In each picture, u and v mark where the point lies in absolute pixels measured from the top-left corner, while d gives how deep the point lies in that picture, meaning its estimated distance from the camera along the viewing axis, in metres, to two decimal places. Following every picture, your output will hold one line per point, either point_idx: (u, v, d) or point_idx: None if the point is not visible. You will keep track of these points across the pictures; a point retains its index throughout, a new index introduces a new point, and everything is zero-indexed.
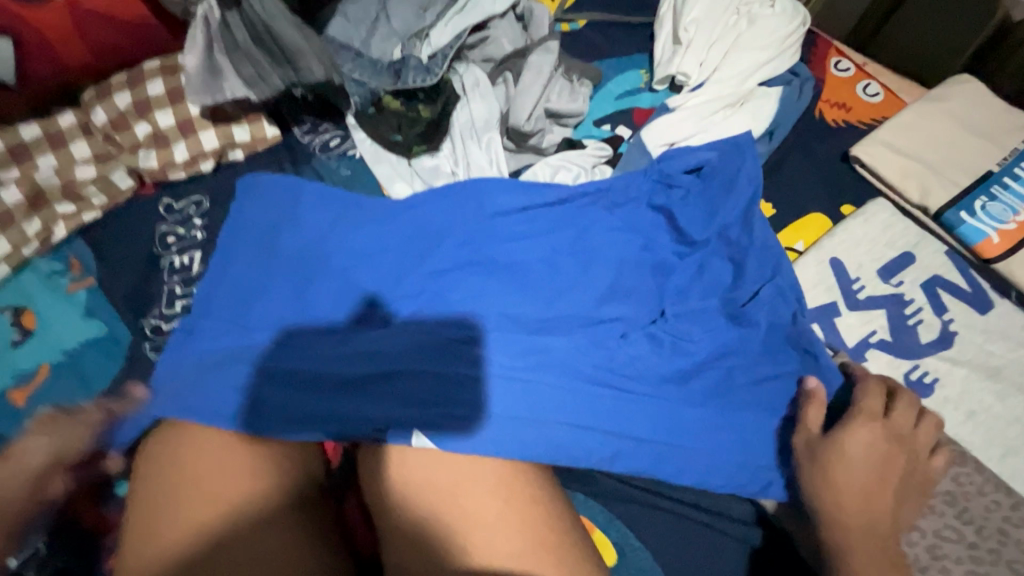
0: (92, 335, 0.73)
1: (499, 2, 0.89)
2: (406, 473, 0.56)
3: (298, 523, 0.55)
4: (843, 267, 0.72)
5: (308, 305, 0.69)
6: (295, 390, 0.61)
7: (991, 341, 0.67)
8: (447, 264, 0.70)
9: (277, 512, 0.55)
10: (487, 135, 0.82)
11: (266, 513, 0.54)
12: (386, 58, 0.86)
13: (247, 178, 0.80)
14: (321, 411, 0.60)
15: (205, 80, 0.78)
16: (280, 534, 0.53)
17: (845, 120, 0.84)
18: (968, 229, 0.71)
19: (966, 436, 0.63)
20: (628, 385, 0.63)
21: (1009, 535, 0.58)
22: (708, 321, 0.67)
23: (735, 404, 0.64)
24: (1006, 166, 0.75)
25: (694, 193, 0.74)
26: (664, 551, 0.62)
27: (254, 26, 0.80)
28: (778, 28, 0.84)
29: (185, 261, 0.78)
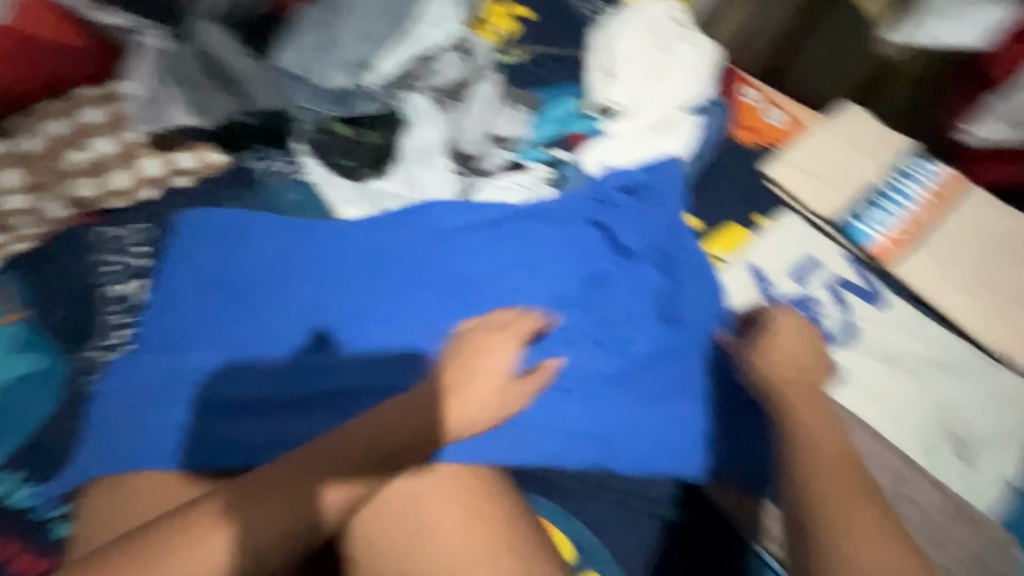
0: (38, 390, 0.69)
1: (441, 34, 0.95)
2: (353, 460, 0.54)
3: (217, 527, 0.48)
4: (760, 272, 0.81)
5: (268, 334, 0.71)
6: (269, 416, 0.66)
7: (885, 331, 0.77)
8: (403, 283, 0.75)
9: (198, 509, 0.50)
10: (436, 158, 0.86)
11: (189, 508, 0.50)
12: (329, 86, 0.90)
13: (186, 216, 0.80)
14: (291, 436, 0.65)
15: (151, 108, 0.84)
16: (197, 532, 0.48)
17: (755, 142, 0.93)
18: (858, 232, 0.83)
19: (871, 415, 0.71)
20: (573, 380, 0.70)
21: (908, 497, 0.66)
22: (645, 325, 0.74)
23: (668, 395, 0.71)
24: (885, 180, 0.87)
25: (626, 207, 0.81)
26: (621, 544, 0.65)
27: (204, 54, 0.86)
28: (695, 63, 0.94)
29: (124, 290, 0.76)
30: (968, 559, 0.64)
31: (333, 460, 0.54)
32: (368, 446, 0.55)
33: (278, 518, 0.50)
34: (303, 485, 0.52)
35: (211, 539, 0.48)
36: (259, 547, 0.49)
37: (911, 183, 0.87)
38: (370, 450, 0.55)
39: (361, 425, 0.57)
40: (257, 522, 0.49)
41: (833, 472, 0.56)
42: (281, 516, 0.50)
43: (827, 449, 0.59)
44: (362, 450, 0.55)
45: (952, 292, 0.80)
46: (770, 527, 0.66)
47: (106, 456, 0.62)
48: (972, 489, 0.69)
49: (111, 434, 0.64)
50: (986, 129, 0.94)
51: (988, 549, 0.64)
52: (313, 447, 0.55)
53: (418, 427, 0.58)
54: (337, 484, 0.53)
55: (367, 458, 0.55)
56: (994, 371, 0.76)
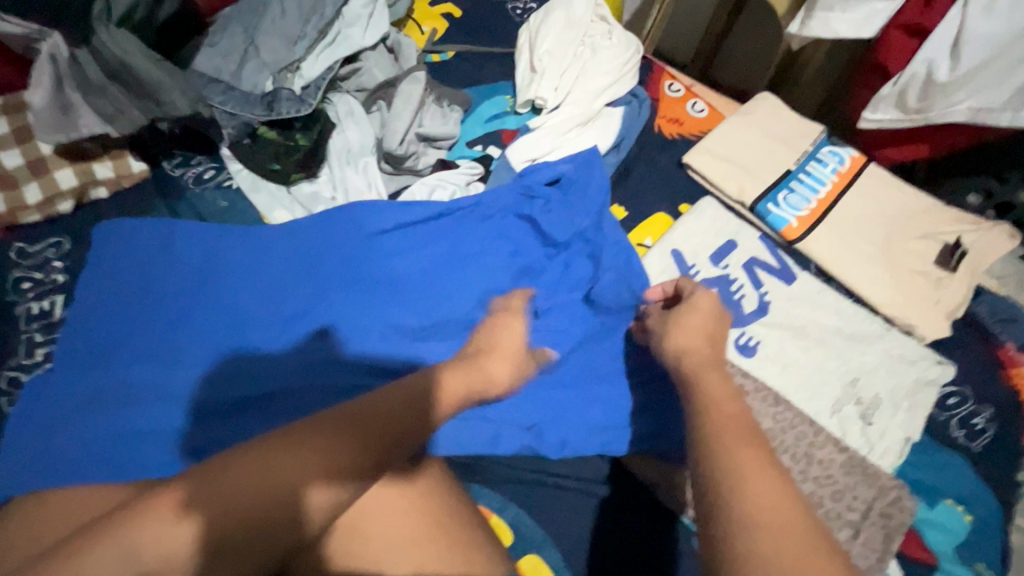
0: None
1: (369, 35, 0.94)
2: (346, 449, 0.46)
3: (183, 520, 0.41)
4: (681, 256, 0.85)
5: (193, 342, 0.71)
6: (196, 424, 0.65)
7: (797, 306, 0.82)
8: (333, 284, 0.76)
9: (168, 495, 0.42)
10: (363, 159, 0.88)
11: (157, 490, 0.43)
12: (257, 90, 0.87)
13: (102, 225, 0.78)
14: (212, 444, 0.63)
15: (58, 119, 0.76)
16: (158, 518, 0.41)
17: (678, 133, 0.98)
18: (774, 217, 0.87)
19: (782, 384, 0.76)
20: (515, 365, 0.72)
21: (814, 456, 0.69)
22: (569, 307, 0.78)
23: (592, 376, 0.75)
24: (800, 165, 0.92)
25: (554, 201, 0.83)
26: (554, 523, 0.67)
27: (105, 60, 0.79)
28: (616, 57, 0.98)
29: (44, 306, 0.74)
30: (871, 516, 0.66)
31: (318, 446, 0.45)
32: (359, 430, 0.48)
33: (260, 518, 0.42)
34: (282, 484, 0.43)
35: (169, 530, 0.40)
36: (227, 542, 0.41)
37: (821, 167, 0.92)
38: (360, 436, 0.47)
39: (364, 400, 0.50)
40: (233, 517, 0.41)
41: (733, 436, 0.50)
42: (251, 514, 0.42)
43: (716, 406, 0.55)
44: (357, 438, 0.47)
45: (859, 263, 0.85)
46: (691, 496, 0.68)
47: (23, 477, 0.60)
48: (876, 449, 0.72)
49: (29, 455, 0.62)
50: (881, 113, 0.89)
51: (889, 506, 0.66)
52: (305, 428, 0.46)
53: (399, 417, 0.51)
54: (319, 480, 0.44)
55: (361, 445, 0.47)
56: (895, 336, 0.80)
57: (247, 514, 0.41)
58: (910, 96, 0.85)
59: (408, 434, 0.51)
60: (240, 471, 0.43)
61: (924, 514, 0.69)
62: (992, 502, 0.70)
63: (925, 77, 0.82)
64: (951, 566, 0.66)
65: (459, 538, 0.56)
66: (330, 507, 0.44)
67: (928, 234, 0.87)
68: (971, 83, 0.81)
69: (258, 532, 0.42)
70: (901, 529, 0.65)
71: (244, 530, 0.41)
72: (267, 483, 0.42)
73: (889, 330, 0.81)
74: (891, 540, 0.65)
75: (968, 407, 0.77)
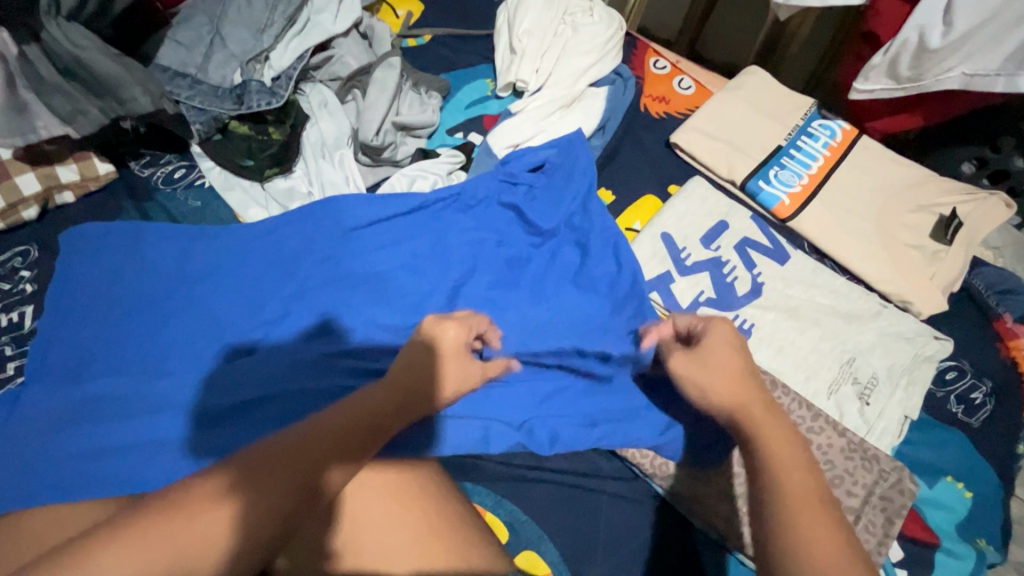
0: None
1: (340, 21, 0.91)
2: (359, 432, 0.47)
3: (220, 503, 0.40)
4: (671, 239, 0.83)
5: (172, 350, 0.68)
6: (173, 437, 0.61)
7: (791, 287, 0.80)
8: (313, 281, 0.73)
9: (209, 485, 0.41)
10: (339, 152, 0.85)
11: (187, 483, 0.41)
12: (226, 83, 0.85)
13: (71, 231, 0.75)
14: (201, 450, 0.60)
15: (13, 120, 0.71)
16: (196, 506, 0.39)
17: (664, 112, 0.95)
18: (765, 195, 0.85)
19: (779, 367, 0.75)
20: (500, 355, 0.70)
21: (814, 440, 0.68)
22: (559, 297, 0.76)
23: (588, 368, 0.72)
24: (791, 140, 0.90)
25: (538, 188, 0.82)
26: (550, 520, 0.67)
27: (59, 57, 0.73)
28: (598, 35, 0.94)
29: (13, 318, 0.72)
30: (871, 499, 0.65)
31: (332, 434, 0.46)
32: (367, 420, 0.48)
33: (284, 497, 0.42)
34: (305, 464, 0.43)
35: (196, 521, 0.38)
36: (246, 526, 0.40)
37: (813, 141, 0.89)
38: (368, 422, 0.48)
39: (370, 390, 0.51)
40: (264, 497, 0.41)
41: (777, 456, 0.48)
42: (277, 493, 0.41)
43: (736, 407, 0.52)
44: (365, 424, 0.48)
45: (853, 240, 0.82)
46: (687, 487, 0.68)
47: None
48: (875, 430, 0.71)
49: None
50: (872, 82, 0.86)
51: (889, 489, 0.65)
52: (323, 417, 0.47)
53: (404, 405, 0.52)
54: (339, 460, 0.45)
55: (372, 428, 0.48)
56: (892, 313, 0.78)
57: (273, 495, 0.41)
58: (901, 64, 0.82)
59: (411, 418, 0.52)
60: (270, 456, 0.43)
61: (925, 493, 0.68)
62: (991, 477, 0.69)
63: (917, 44, 0.79)
64: (951, 544, 0.66)
65: (458, 535, 0.54)
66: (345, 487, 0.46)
67: (923, 206, 0.85)
68: (964, 49, 0.78)
69: (280, 512, 0.41)
70: (902, 512, 0.64)
71: (272, 508, 0.41)
72: (289, 471, 0.42)
73: (885, 307, 0.79)
74: (892, 524, 0.64)
75: (966, 381, 0.76)
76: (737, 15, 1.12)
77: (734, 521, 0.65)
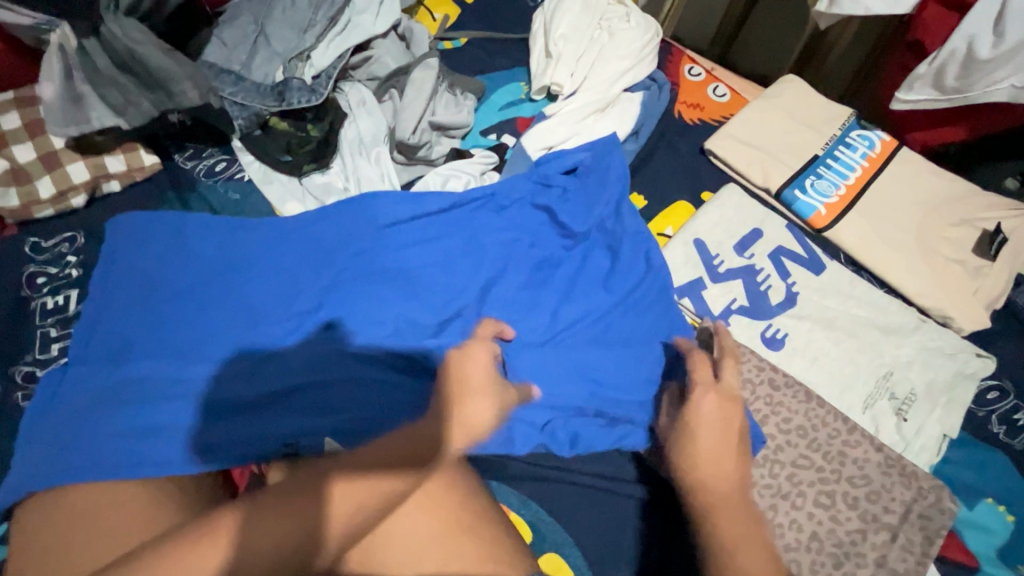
0: None
1: (380, 23, 0.92)
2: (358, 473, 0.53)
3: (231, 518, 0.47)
4: (704, 245, 0.82)
5: (208, 337, 0.69)
6: (210, 423, 0.63)
7: (827, 297, 0.79)
8: (345, 276, 0.74)
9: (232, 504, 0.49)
10: (376, 150, 0.86)
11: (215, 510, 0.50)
12: (268, 80, 0.86)
13: (117, 219, 0.77)
14: (237, 435, 0.62)
15: (68, 111, 0.75)
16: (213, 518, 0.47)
17: (699, 119, 0.95)
18: (801, 205, 0.84)
19: (812, 378, 0.74)
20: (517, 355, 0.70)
21: (847, 456, 0.67)
22: (587, 301, 0.76)
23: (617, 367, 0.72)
24: (828, 149, 0.88)
25: (571, 190, 0.82)
26: (576, 523, 0.66)
27: (115, 51, 0.77)
28: (635, 40, 0.94)
29: (59, 301, 0.74)
30: (909, 518, 0.63)
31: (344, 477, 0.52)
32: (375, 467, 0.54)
33: (285, 515, 0.48)
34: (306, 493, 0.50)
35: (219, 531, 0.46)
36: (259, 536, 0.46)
37: (851, 152, 0.88)
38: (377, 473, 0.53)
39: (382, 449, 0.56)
40: (268, 519, 0.48)
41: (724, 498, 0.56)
42: (280, 512, 0.48)
43: (702, 456, 0.58)
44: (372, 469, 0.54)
45: (891, 253, 0.81)
46: None
47: (32, 473, 0.59)
48: (912, 446, 0.69)
49: (37, 457, 0.60)
50: (915, 93, 0.85)
51: (928, 508, 0.64)
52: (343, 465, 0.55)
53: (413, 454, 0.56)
54: (339, 487, 0.51)
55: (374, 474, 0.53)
56: (932, 328, 0.76)
57: (288, 516, 0.48)
58: (947, 75, 0.80)
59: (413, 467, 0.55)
60: (283, 489, 0.50)
61: (963, 514, 0.66)
62: None
63: (966, 54, 0.77)
64: (993, 569, 0.63)
65: (485, 537, 0.54)
66: (351, 519, 0.49)
67: (966, 220, 0.82)
68: (1016, 60, 0.75)
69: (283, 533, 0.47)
70: (942, 532, 0.62)
71: (275, 528, 0.47)
72: (301, 499, 0.49)
73: (924, 322, 0.77)
74: (930, 542, 0.62)
75: (1010, 402, 0.73)
76: (774, 24, 1.12)
77: None
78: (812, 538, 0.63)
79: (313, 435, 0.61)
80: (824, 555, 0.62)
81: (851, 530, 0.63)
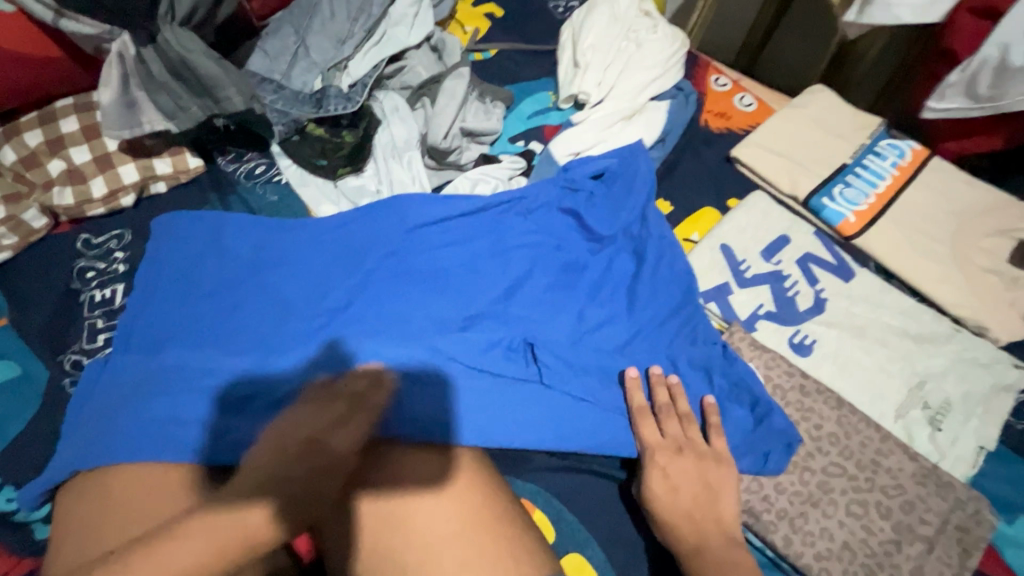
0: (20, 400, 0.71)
1: (414, 34, 0.96)
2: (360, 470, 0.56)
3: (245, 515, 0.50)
4: (730, 251, 0.82)
5: (246, 330, 0.72)
6: (243, 412, 0.65)
7: (857, 305, 0.78)
8: (377, 275, 0.76)
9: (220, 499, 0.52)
10: (408, 154, 0.89)
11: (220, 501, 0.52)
12: (307, 88, 0.90)
13: (162, 219, 0.81)
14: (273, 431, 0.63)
15: (123, 116, 0.80)
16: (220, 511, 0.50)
17: (725, 127, 0.96)
18: (829, 212, 0.83)
19: (843, 386, 0.73)
20: (542, 356, 0.70)
21: (880, 466, 0.66)
22: (613, 305, 0.76)
23: (652, 386, 0.70)
24: (857, 158, 0.88)
25: (597, 195, 0.83)
26: (601, 523, 0.66)
27: (170, 59, 0.81)
28: (662, 51, 0.96)
29: (106, 294, 0.78)
30: (946, 529, 0.62)
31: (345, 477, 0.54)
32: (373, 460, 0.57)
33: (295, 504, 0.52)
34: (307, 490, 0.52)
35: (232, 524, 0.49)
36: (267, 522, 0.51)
37: (880, 160, 0.88)
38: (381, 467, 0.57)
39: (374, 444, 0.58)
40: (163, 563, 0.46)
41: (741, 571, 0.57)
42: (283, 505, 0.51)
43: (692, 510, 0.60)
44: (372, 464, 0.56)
45: (922, 261, 0.80)
46: (748, 501, 0.64)
47: (78, 455, 0.62)
48: (947, 457, 0.68)
49: (83, 440, 0.63)
50: (947, 101, 0.85)
51: (966, 519, 0.62)
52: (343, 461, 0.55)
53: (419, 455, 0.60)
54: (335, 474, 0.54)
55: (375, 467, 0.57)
56: (966, 337, 0.75)
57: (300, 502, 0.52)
58: (980, 83, 0.80)
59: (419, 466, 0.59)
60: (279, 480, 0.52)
61: (1003, 529, 0.64)
62: None
63: (999, 62, 0.78)
64: None
65: (505, 539, 0.55)
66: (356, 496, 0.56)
67: (1003, 230, 0.81)
68: None
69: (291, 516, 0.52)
70: (981, 545, 0.61)
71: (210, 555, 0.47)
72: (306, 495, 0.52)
73: (959, 331, 0.75)
74: (968, 556, 0.61)
75: None
76: (802, 34, 1.10)
77: (793, 539, 0.62)
78: (844, 548, 0.61)
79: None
80: (856, 565, 0.61)
81: (883, 540, 0.62)
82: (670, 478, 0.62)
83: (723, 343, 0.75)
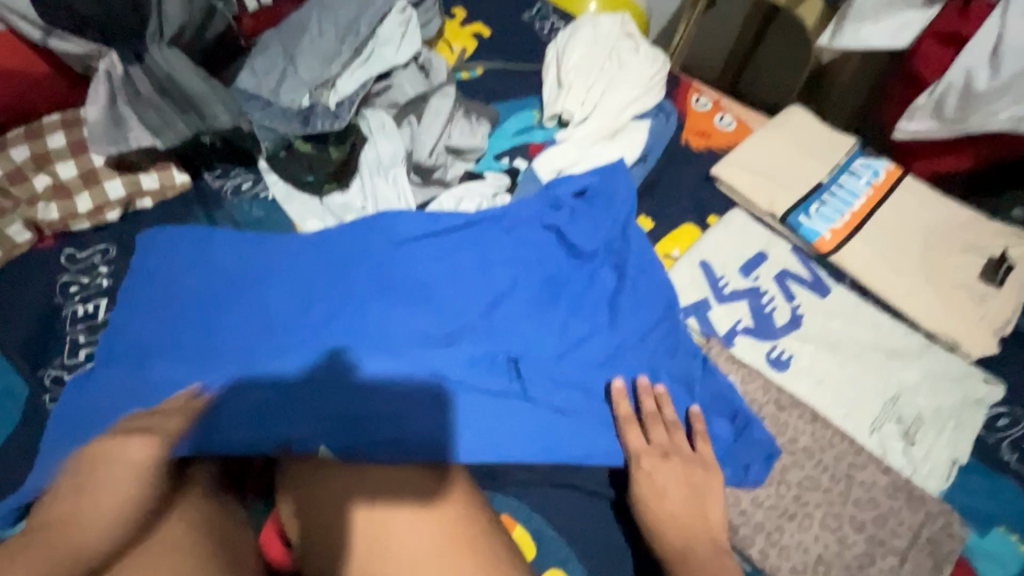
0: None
1: (401, 54, 0.98)
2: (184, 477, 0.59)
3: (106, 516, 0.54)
4: (710, 267, 0.84)
5: (228, 345, 0.72)
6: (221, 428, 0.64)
7: (832, 320, 0.79)
8: (360, 290, 0.77)
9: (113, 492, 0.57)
10: (393, 171, 0.89)
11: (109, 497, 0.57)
12: (295, 105, 0.91)
13: (145, 235, 0.81)
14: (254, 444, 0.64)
15: (109, 132, 0.80)
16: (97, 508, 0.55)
17: (705, 146, 0.98)
18: (806, 229, 0.85)
19: (819, 401, 0.74)
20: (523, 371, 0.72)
21: (853, 479, 0.67)
22: (593, 320, 0.77)
23: (639, 396, 0.71)
24: (832, 177, 0.91)
25: (579, 212, 0.84)
26: (583, 539, 0.66)
27: (156, 76, 0.83)
28: (644, 71, 0.99)
29: (89, 309, 0.78)
30: (918, 542, 0.63)
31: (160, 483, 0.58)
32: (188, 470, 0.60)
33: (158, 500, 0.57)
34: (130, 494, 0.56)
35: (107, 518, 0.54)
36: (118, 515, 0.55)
37: (854, 179, 0.90)
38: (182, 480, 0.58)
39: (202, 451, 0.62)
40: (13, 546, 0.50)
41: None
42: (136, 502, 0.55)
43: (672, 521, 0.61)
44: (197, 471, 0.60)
45: (895, 277, 0.82)
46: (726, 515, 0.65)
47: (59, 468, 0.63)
48: (919, 470, 0.69)
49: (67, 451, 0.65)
50: (916, 122, 0.87)
51: (937, 532, 0.64)
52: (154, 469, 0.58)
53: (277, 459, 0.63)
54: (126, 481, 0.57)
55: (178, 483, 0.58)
56: (938, 352, 0.77)
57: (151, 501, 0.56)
58: (947, 106, 0.83)
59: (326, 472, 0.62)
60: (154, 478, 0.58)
61: (973, 541, 0.66)
62: None
63: (964, 87, 0.81)
64: None
65: (482, 554, 0.55)
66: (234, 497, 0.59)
67: (971, 248, 0.83)
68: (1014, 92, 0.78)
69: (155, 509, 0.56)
70: (951, 556, 0.63)
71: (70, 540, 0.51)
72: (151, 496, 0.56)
73: (931, 346, 0.77)
74: (939, 568, 0.62)
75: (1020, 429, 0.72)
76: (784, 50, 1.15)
77: (770, 552, 0.63)
78: (819, 561, 0.63)
79: (305, 438, 0.64)
80: None
81: (856, 552, 0.63)
82: (657, 489, 0.63)
83: (702, 358, 0.75)
